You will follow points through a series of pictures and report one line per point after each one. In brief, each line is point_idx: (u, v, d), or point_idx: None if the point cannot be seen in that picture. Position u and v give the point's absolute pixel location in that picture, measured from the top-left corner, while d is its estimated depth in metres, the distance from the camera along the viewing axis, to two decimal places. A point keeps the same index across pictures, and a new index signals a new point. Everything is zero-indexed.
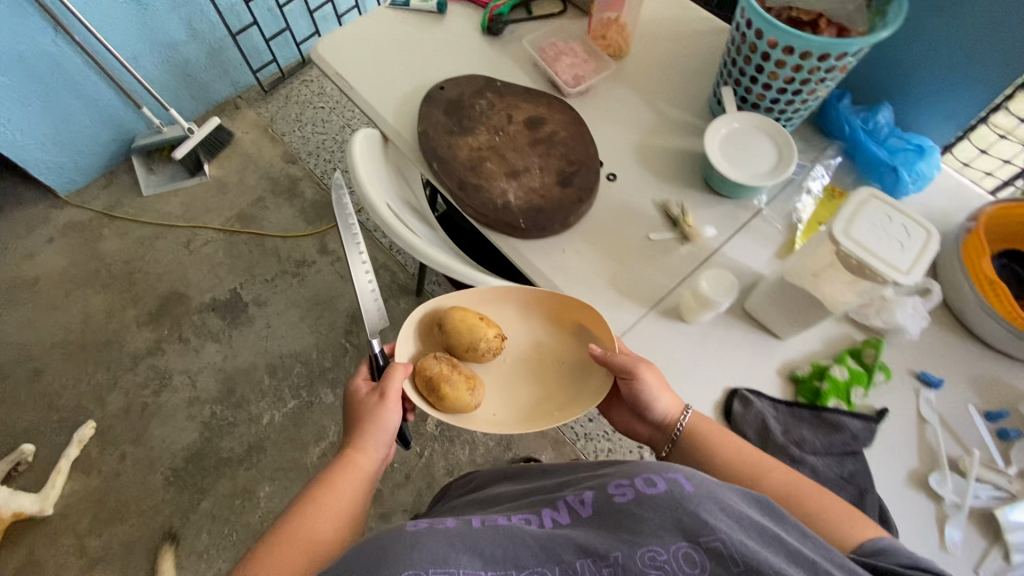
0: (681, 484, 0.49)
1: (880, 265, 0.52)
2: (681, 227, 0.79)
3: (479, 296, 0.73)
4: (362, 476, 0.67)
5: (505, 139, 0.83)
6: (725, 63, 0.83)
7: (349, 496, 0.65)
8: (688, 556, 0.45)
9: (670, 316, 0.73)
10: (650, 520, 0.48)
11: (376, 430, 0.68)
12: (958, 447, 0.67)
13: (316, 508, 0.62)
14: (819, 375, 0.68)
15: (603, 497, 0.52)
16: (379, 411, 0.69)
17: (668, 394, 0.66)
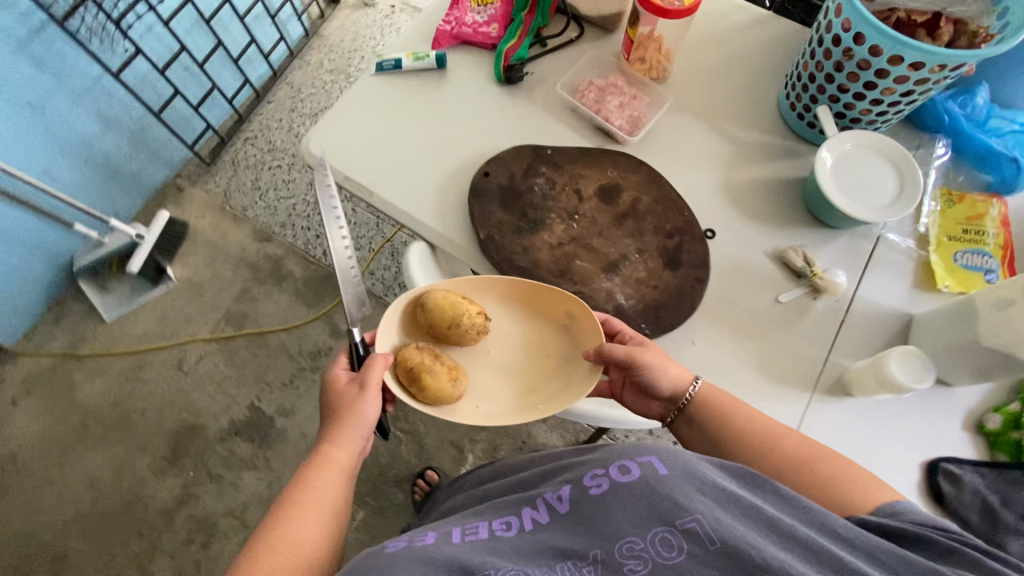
0: (655, 467, 0.48)
1: None
2: (811, 281, 0.69)
3: (464, 281, 0.66)
4: (338, 474, 0.60)
5: (584, 224, 0.70)
6: (810, 73, 0.71)
7: (331, 496, 0.58)
8: (667, 540, 0.44)
9: (835, 393, 0.65)
10: (628, 506, 0.47)
11: (356, 421, 0.61)
12: None
13: (294, 515, 0.56)
14: (1013, 425, 0.61)
15: (580, 491, 0.50)
16: (358, 403, 0.61)
17: (672, 367, 0.62)
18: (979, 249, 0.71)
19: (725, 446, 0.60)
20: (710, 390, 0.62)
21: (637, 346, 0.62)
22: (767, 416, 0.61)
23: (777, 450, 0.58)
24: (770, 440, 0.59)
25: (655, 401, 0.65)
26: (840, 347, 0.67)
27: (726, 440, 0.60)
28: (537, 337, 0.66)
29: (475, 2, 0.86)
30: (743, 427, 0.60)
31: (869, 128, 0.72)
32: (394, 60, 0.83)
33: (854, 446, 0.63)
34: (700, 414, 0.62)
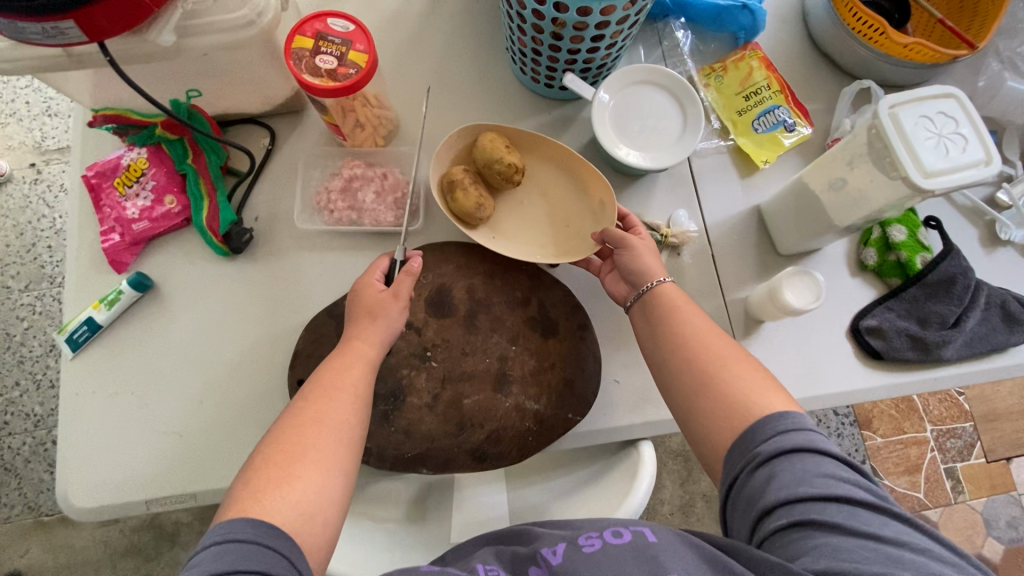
0: (646, 535, 0.47)
1: (904, 152, 0.45)
2: (666, 243, 0.65)
3: (527, 133, 0.64)
4: (365, 364, 0.52)
5: (444, 356, 0.59)
6: (532, 48, 0.61)
7: (365, 387, 0.52)
8: None
9: (752, 327, 0.63)
10: (614, 566, 0.45)
11: (379, 325, 0.54)
12: (985, 187, 0.69)
13: (327, 395, 0.50)
14: (886, 248, 0.64)
15: (574, 549, 0.47)
16: (372, 292, 0.56)
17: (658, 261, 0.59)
18: (768, 106, 0.69)
19: (654, 340, 0.56)
20: (664, 293, 0.57)
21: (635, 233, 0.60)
22: (707, 323, 0.56)
23: (703, 348, 0.54)
24: (693, 340, 0.54)
25: (620, 285, 0.61)
26: (728, 282, 0.65)
27: (660, 333, 0.56)
28: (565, 207, 0.65)
29: (123, 185, 0.63)
30: (680, 326, 0.55)
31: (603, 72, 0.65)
32: (84, 322, 0.60)
33: (796, 363, 0.62)
34: (647, 307, 0.57)
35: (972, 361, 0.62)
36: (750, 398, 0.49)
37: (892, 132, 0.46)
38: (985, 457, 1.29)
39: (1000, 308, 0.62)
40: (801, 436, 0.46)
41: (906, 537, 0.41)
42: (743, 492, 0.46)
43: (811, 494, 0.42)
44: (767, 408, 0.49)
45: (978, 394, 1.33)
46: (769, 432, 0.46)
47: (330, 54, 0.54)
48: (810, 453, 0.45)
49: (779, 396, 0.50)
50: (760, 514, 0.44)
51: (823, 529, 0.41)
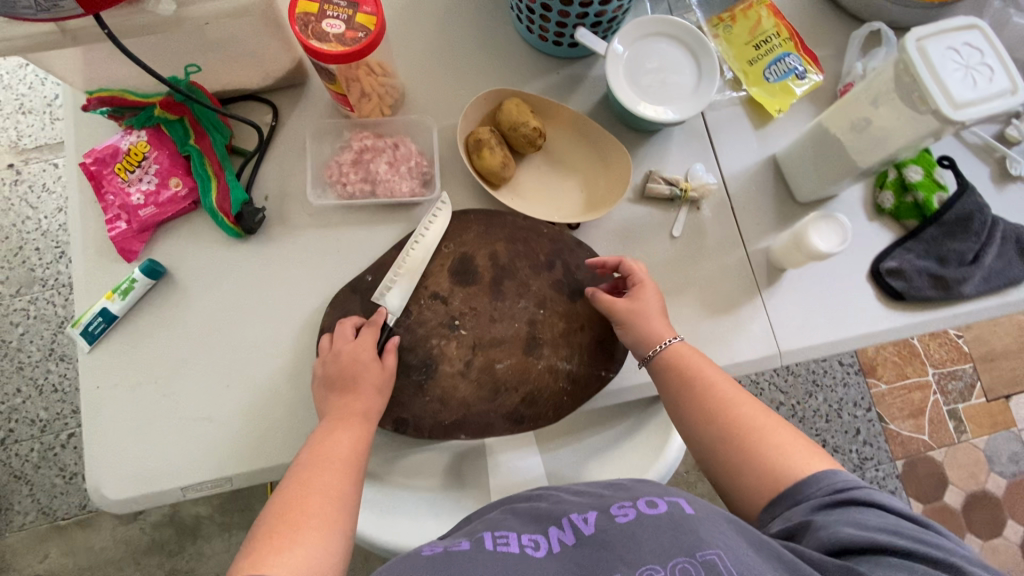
0: (682, 507, 0.47)
1: (931, 84, 0.45)
2: (685, 198, 0.65)
3: (548, 100, 0.65)
4: (353, 435, 0.52)
5: (473, 323, 0.58)
6: (542, 5, 0.59)
7: (356, 457, 0.51)
8: (685, 571, 0.42)
9: (774, 276, 0.63)
10: (649, 538, 0.44)
11: (364, 393, 0.54)
12: (994, 125, 0.69)
13: (324, 467, 0.49)
14: (902, 190, 0.64)
15: (605, 519, 0.47)
16: (363, 363, 0.54)
17: (658, 321, 0.57)
18: (779, 54, 0.68)
19: (681, 410, 0.56)
20: (683, 355, 0.56)
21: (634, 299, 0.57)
22: (730, 382, 0.56)
23: (731, 417, 0.54)
24: (721, 408, 0.54)
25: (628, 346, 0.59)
26: (748, 233, 0.65)
27: (689, 403, 0.55)
28: (581, 168, 0.66)
29: (124, 170, 0.61)
30: (707, 397, 0.55)
31: (610, 23, 0.63)
32: (98, 314, 0.58)
33: (820, 309, 0.63)
34: (668, 374, 0.56)
35: (990, 295, 0.63)
36: (784, 464, 0.51)
37: (918, 58, 0.46)
38: (985, 396, 1.33)
39: (1016, 242, 0.63)
40: (858, 490, 0.47)
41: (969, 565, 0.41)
42: (798, 528, 0.47)
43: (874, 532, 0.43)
44: (804, 470, 0.50)
45: (977, 337, 1.36)
46: (823, 489, 0.48)
47: (337, 17, 0.52)
48: (869, 506, 0.46)
49: (814, 459, 0.51)
50: (819, 539, 0.44)
51: (890, 554, 0.42)
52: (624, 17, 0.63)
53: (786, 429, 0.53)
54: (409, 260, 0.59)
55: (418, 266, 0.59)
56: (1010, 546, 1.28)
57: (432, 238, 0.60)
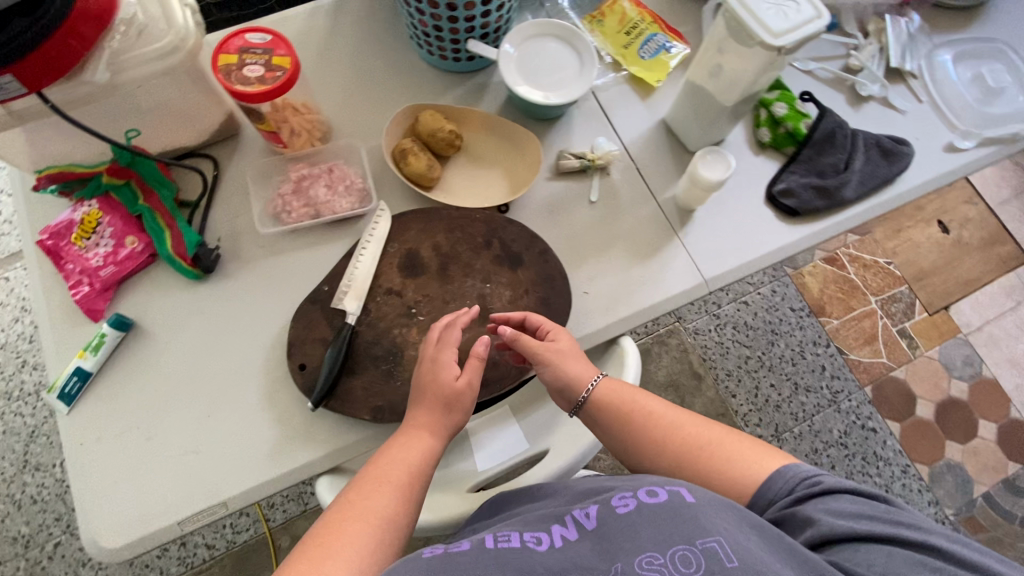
0: (682, 495, 0.49)
1: (755, 26, 0.55)
2: (595, 167, 0.73)
3: (459, 108, 0.73)
4: (414, 456, 0.54)
5: (429, 308, 0.63)
6: (434, 27, 0.69)
7: (411, 482, 0.53)
8: (684, 559, 0.44)
9: (686, 217, 0.72)
10: (648, 527, 0.47)
11: (433, 405, 0.56)
12: (839, 61, 0.81)
13: (377, 488, 0.51)
14: (775, 124, 0.75)
15: (607, 510, 0.50)
16: (439, 366, 0.57)
17: (576, 362, 0.61)
18: (647, 36, 0.79)
19: (632, 449, 0.59)
20: (615, 392, 0.60)
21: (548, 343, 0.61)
22: (668, 408, 0.60)
23: (674, 443, 0.58)
24: (667, 435, 0.58)
25: (557, 398, 0.62)
26: (656, 185, 0.73)
27: (634, 442, 0.59)
28: (501, 159, 0.74)
29: (81, 238, 0.65)
30: (650, 428, 0.59)
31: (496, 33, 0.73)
32: (74, 373, 0.61)
33: (731, 235, 0.71)
34: (609, 415, 0.60)
35: (871, 195, 0.73)
36: (739, 471, 0.54)
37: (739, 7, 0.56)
38: (927, 311, 1.44)
39: (878, 147, 0.74)
40: (829, 478, 0.51)
41: (944, 540, 0.44)
42: (781, 523, 0.50)
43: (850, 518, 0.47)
44: (759, 473, 0.54)
45: (904, 260, 1.48)
46: (793, 482, 0.52)
47: (256, 63, 0.60)
48: (843, 493, 0.49)
49: (764, 457, 0.55)
50: (803, 531, 0.48)
51: (869, 539, 0.46)
52: (508, 26, 0.74)
53: (732, 437, 0.57)
54: (361, 263, 0.64)
55: (370, 267, 0.64)
56: (986, 443, 1.37)
57: (378, 241, 0.65)
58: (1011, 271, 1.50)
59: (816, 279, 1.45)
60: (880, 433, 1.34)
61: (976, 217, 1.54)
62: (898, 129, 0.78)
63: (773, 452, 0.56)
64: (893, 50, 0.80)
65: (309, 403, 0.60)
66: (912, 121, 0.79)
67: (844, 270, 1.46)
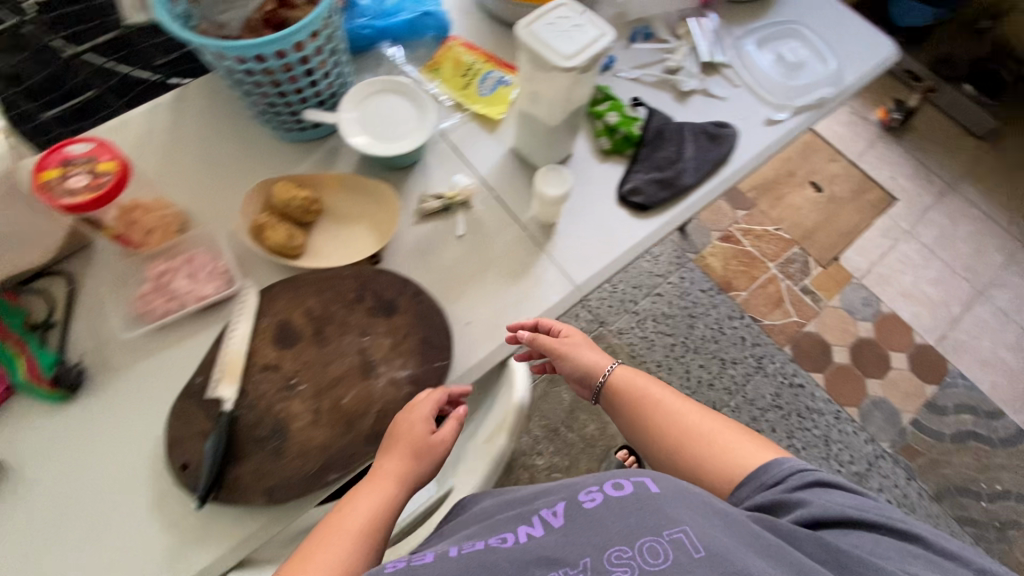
0: (648, 487, 0.54)
1: (546, 53, 0.61)
2: (455, 203, 0.76)
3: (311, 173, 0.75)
4: (381, 498, 0.56)
5: (309, 375, 0.63)
6: (268, 104, 0.71)
7: (373, 526, 0.55)
8: (652, 549, 0.48)
9: (550, 232, 0.76)
10: (614, 519, 0.51)
11: (405, 452, 0.58)
12: (659, 65, 0.90)
13: (341, 535, 0.54)
14: (612, 132, 0.81)
15: (573, 506, 0.54)
16: (412, 414, 0.59)
17: (591, 356, 0.71)
18: (482, 74, 0.85)
19: (638, 431, 0.67)
20: (629, 381, 0.69)
21: (560, 339, 0.71)
22: (678, 399, 0.67)
23: (676, 432, 0.64)
24: (670, 421, 0.65)
25: (579, 388, 0.72)
26: (517, 209, 0.77)
27: (640, 425, 0.67)
28: (364, 212, 0.76)
29: None
30: (656, 415, 0.66)
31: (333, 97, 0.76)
32: None
33: (593, 240, 0.76)
34: (621, 398, 0.69)
35: (709, 178, 0.80)
36: (729, 460, 0.61)
37: (528, 38, 0.62)
38: (821, 266, 1.56)
39: (704, 134, 0.82)
40: (821, 473, 0.56)
41: (924, 532, 0.51)
42: (769, 508, 0.55)
43: (840, 508, 0.53)
44: (750, 464, 0.60)
45: (790, 224, 1.61)
46: (785, 471, 0.57)
47: (81, 173, 0.60)
48: (834, 487, 0.55)
49: (760, 454, 0.61)
50: (795, 513, 0.53)
51: (858, 527, 0.51)
52: (343, 89, 0.77)
53: (734, 436, 0.63)
54: (232, 346, 0.64)
55: (241, 348, 0.64)
56: (902, 373, 1.47)
57: (248, 319, 0.65)
58: (884, 213, 1.65)
59: (718, 259, 1.56)
60: (808, 387, 1.43)
61: (843, 173, 1.70)
62: (722, 115, 0.86)
63: (771, 451, 0.61)
64: (702, 47, 0.89)
65: (195, 503, 0.58)
66: (732, 104, 0.87)
67: (740, 245, 1.57)
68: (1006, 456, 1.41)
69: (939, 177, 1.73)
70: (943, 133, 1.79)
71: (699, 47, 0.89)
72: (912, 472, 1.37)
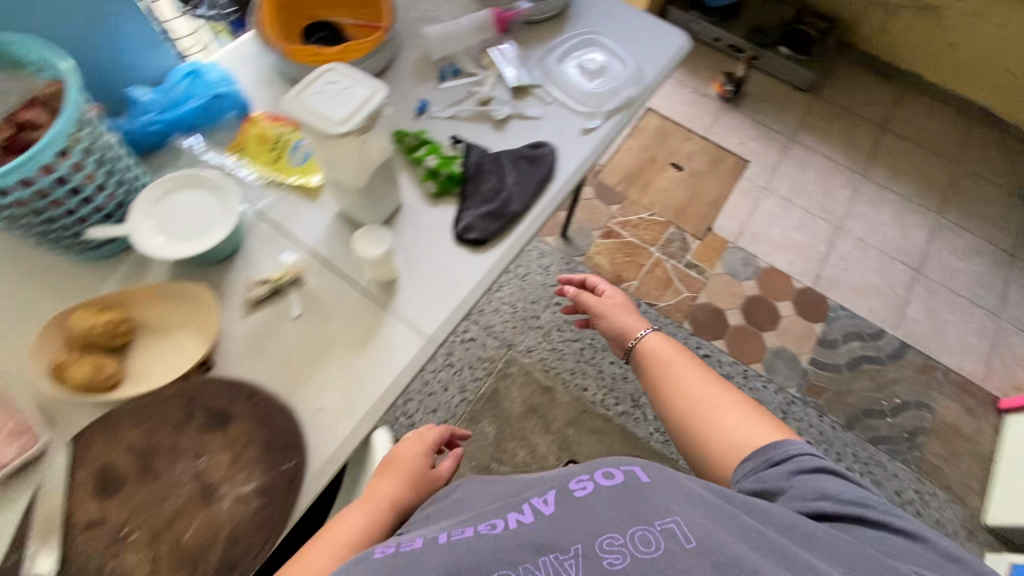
0: (638, 476, 0.58)
1: (316, 124, 0.59)
2: (284, 284, 0.73)
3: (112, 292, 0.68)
4: (372, 514, 0.62)
5: (140, 521, 0.56)
6: (41, 231, 0.65)
7: (359, 541, 0.59)
8: (644, 539, 0.51)
9: (392, 289, 0.73)
10: (604, 504, 0.55)
11: (398, 474, 0.66)
12: (473, 99, 0.91)
13: (328, 545, 0.58)
14: (435, 175, 0.81)
15: (563, 493, 0.57)
16: (401, 449, 0.69)
17: (627, 321, 0.85)
18: (292, 142, 0.81)
19: (658, 393, 0.76)
20: (656, 348, 0.80)
21: (602, 297, 0.89)
22: (698, 378, 0.74)
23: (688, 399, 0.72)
24: (683, 398, 0.73)
25: (616, 348, 0.86)
26: (354, 274, 0.74)
27: (659, 391, 0.76)
28: (183, 315, 0.69)
29: None
30: (674, 385, 0.74)
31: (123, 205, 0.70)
32: None
33: (437, 286, 0.74)
34: (648, 360, 0.80)
35: (539, 198, 0.82)
36: (731, 437, 0.67)
37: (295, 109, 0.60)
38: (697, 239, 1.66)
39: (525, 158, 0.84)
40: (822, 463, 0.60)
41: (920, 530, 0.53)
42: (767, 492, 0.59)
43: (838, 498, 0.56)
44: (752, 444, 0.65)
45: (661, 208, 1.71)
46: (789, 452, 0.61)
47: None
48: (834, 477, 0.58)
49: (768, 435, 0.65)
50: (794, 499, 0.57)
51: (853, 519, 0.55)
52: (133, 193, 0.71)
53: (747, 419, 0.68)
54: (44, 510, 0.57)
55: (56, 510, 0.56)
56: (792, 318, 1.57)
57: (60, 474, 0.58)
58: (741, 177, 1.78)
59: (603, 256, 1.62)
60: (713, 356, 1.49)
61: (697, 148, 1.82)
62: (541, 134, 0.88)
63: (783, 433, 0.65)
64: (508, 74, 0.92)
65: None
66: (547, 122, 0.90)
67: (620, 237, 1.65)
68: (897, 369, 1.53)
69: (780, 133, 1.88)
70: (773, 93, 1.96)
71: (505, 74, 0.92)
72: (822, 408, 1.46)
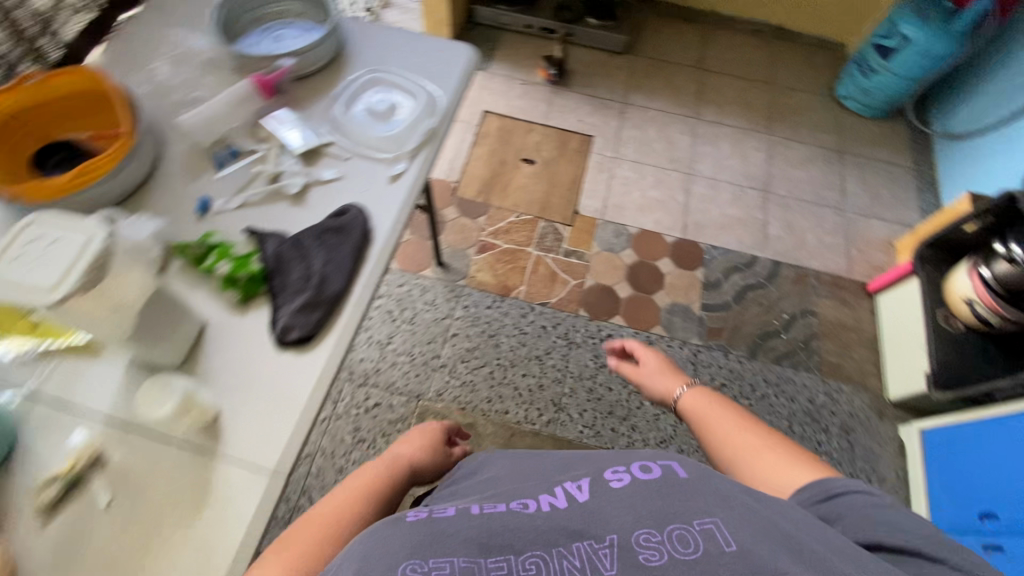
0: (676, 471, 0.55)
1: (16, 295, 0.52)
2: (79, 475, 0.61)
3: None
4: (390, 472, 0.66)
5: None
6: None
7: (376, 496, 0.62)
8: (682, 539, 0.47)
9: (215, 430, 0.64)
10: (628, 499, 0.52)
11: (414, 445, 0.73)
12: (262, 176, 0.82)
13: (346, 494, 0.61)
14: (233, 281, 0.71)
15: (598, 484, 0.55)
16: (417, 431, 0.77)
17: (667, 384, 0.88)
18: None
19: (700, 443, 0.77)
20: (691, 401, 0.82)
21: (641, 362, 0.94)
22: (733, 426, 0.73)
23: (733, 451, 0.70)
24: (720, 444, 0.72)
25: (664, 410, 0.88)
26: (165, 428, 0.64)
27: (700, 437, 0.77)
28: None
29: None
30: (712, 435, 0.74)
31: None
32: None
33: (270, 407, 0.65)
34: (688, 413, 0.81)
35: (360, 269, 0.74)
36: (766, 478, 0.64)
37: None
38: (568, 226, 1.67)
39: (332, 230, 0.76)
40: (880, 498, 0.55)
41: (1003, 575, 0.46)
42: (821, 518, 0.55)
43: (898, 534, 0.51)
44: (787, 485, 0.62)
45: (525, 206, 1.69)
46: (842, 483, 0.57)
47: None
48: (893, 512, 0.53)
49: (805, 478, 0.62)
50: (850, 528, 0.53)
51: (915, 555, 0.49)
52: None
53: (788, 464, 0.64)
54: None
55: None
56: (676, 272, 1.62)
57: None
58: (590, 152, 1.81)
59: (485, 271, 1.58)
60: (616, 334, 1.51)
61: (542, 137, 1.83)
62: (346, 195, 0.81)
63: (826, 473, 0.61)
64: (292, 142, 0.84)
65: None
66: (349, 180, 0.82)
67: (496, 247, 1.62)
68: (777, 287, 1.63)
69: (613, 100, 1.93)
70: (596, 63, 2.01)
71: (291, 143, 0.84)
72: (727, 348, 1.52)
